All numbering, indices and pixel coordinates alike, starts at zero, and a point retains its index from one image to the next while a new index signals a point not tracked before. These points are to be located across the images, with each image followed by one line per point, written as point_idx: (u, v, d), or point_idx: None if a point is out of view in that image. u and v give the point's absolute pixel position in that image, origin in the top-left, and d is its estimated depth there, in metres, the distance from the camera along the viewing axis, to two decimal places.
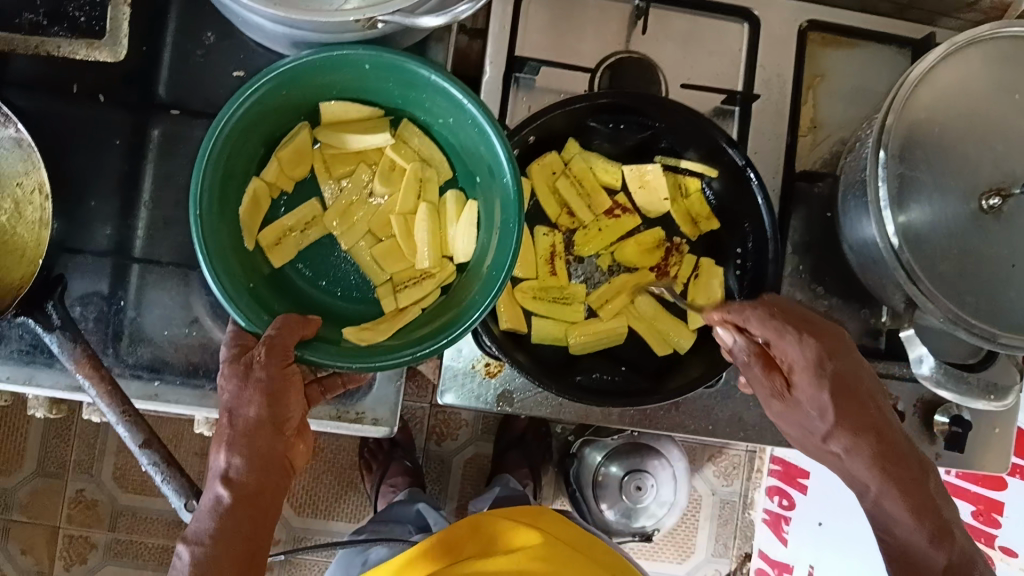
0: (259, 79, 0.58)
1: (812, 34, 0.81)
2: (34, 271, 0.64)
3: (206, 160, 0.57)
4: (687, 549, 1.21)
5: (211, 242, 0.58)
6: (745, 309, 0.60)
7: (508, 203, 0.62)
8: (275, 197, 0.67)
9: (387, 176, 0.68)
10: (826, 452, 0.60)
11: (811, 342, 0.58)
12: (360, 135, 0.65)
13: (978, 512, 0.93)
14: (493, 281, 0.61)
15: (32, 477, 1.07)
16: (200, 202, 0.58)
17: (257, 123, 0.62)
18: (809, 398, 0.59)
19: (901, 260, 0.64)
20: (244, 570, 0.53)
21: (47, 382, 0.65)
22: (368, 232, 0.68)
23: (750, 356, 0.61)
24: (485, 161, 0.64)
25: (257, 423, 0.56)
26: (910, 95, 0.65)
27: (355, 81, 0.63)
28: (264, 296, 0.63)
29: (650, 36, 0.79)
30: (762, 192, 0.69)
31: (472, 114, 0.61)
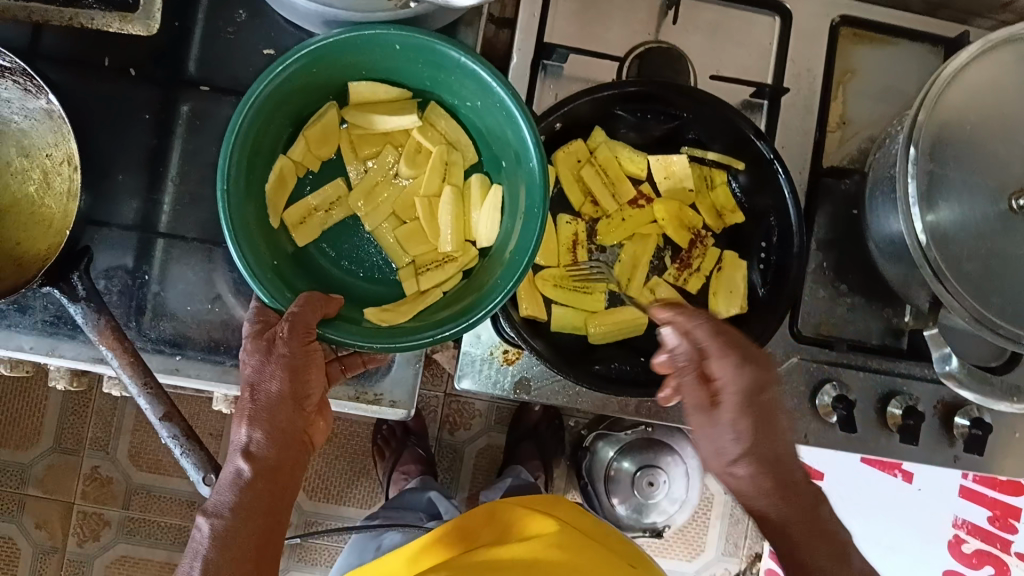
0: (290, 57, 0.58)
1: (843, 29, 0.80)
2: (60, 243, 0.65)
3: (234, 135, 0.57)
4: (697, 547, 1.20)
5: (238, 218, 0.58)
6: (698, 317, 0.58)
7: (533, 187, 0.62)
8: (301, 175, 0.67)
9: (413, 158, 0.67)
10: (724, 476, 0.59)
11: (747, 371, 0.57)
12: (387, 116, 0.65)
13: (994, 517, 0.97)
14: (516, 265, 0.61)
15: (49, 452, 1.08)
16: (227, 177, 0.58)
17: (285, 101, 0.62)
18: (732, 420, 0.57)
19: (928, 259, 0.64)
20: (262, 542, 0.55)
21: (70, 353, 0.66)
22: (392, 214, 0.68)
23: (688, 362, 0.58)
24: (511, 146, 0.64)
25: (277, 399, 0.58)
26: (943, 92, 0.64)
27: (385, 61, 0.63)
28: (287, 275, 0.64)
29: (680, 27, 0.79)
30: (788, 183, 0.69)
31: (500, 97, 0.60)
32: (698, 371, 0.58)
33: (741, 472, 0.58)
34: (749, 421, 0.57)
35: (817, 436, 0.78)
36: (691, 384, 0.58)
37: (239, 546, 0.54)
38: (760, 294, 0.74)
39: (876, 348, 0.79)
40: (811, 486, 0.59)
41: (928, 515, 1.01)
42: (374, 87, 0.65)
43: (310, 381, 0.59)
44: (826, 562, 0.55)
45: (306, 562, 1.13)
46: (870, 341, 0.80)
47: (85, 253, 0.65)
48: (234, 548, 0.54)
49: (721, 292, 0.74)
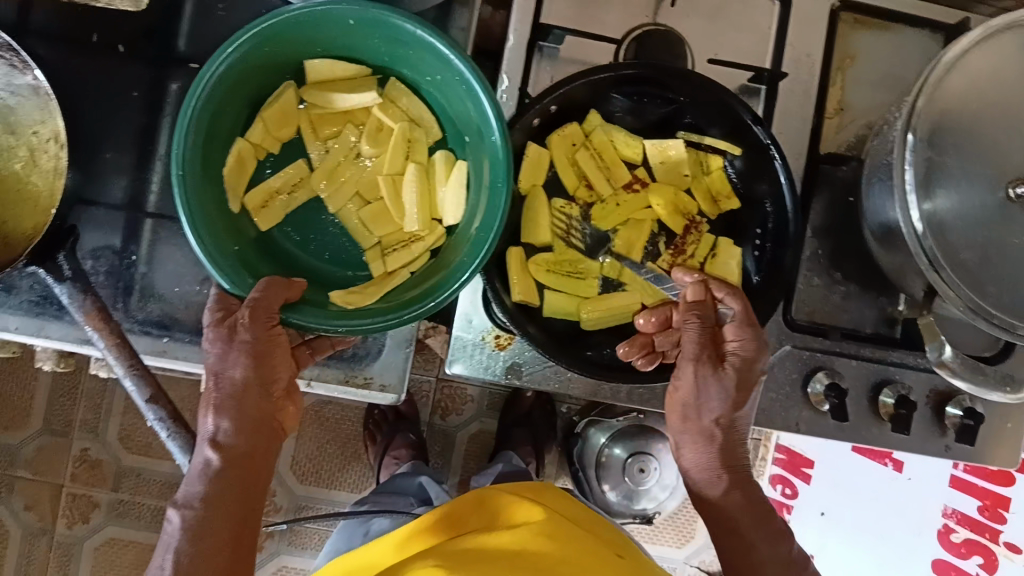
0: (242, 35, 0.57)
1: (843, 14, 0.79)
2: (46, 221, 0.64)
3: (189, 119, 0.57)
4: (687, 534, 1.21)
5: (195, 202, 0.57)
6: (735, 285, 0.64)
7: (496, 163, 0.61)
8: (261, 158, 0.66)
9: (374, 137, 0.66)
10: (702, 429, 0.65)
11: (761, 342, 0.64)
12: (344, 94, 0.64)
13: (984, 506, 0.94)
14: (482, 243, 0.60)
15: (39, 434, 1.07)
16: (184, 160, 0.57)
17: (241, 81, 0.61)
18: (734, 381, 0.63)
19: (924, 247, 0.63)
20: (237, 530, 0.55)
21: (56, 334, 0.65)
22: (356, 194, 0.67)
23: (706, 320, 0.64)
24: (474, 122, 0.63)
25: (242, 386, 0.57)
26: (941, 80, 0.64)
27: (341, 36, 0.62)
28: (250, 259, 0.63)
29: (678, 9, 0.78)
30: (785, 170, 0.68)
31: (460, 70, 0.60)
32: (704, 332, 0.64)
33: (720, 432, 0.65)
34: (743, 390, 0.64)
35: (809, 424, 0.77)
36: (693, 339, 0.63)
37: (213, 536, 0.54)
38: (754, 281, 0.74)
39: (869, 336, 0.79)
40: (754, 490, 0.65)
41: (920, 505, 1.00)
42: (331, 64, 0.64)
43: (274, 366, 0.59)
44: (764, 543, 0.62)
45: (297, 546, 1.13)
46: (864, 330, 0.79)
47: (71, 232, 0.64)
48: (208, 538, 0.54)
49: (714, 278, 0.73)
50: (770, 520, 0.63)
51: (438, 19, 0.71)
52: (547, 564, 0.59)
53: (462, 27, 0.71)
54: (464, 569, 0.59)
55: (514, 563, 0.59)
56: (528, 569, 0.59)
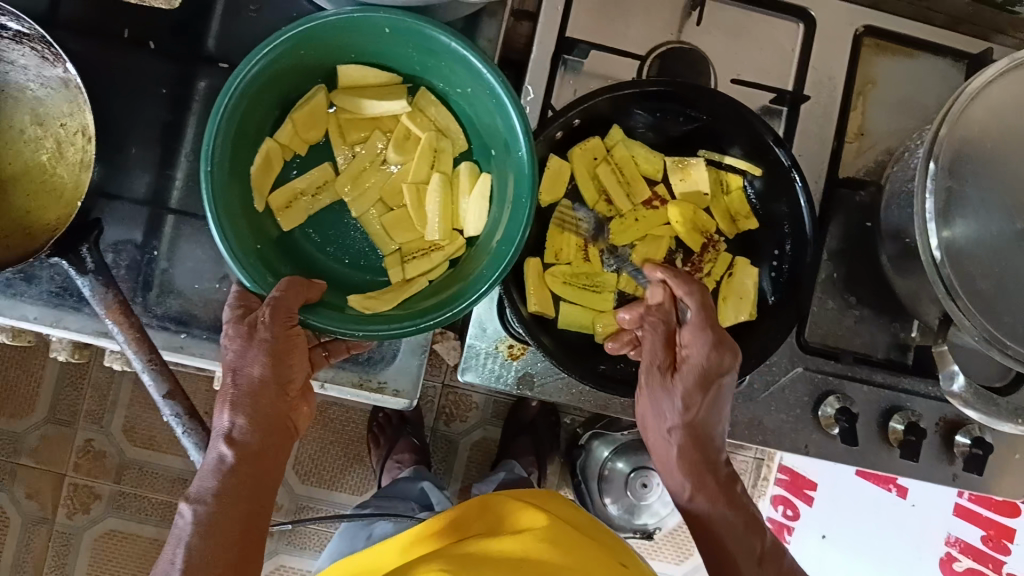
0: (277, 38, 0.58)
1: (866, 39, 0.80)
2: (72, 214, 0.64)
3: (220, 117, 0.57)
4: (686, 550, 1.21)
5: (221, 201, 0.58)
6: (692, 285, 0.64)
7: (522, 178, 0.61)
8: (287, 158, 0.67)
9: (401, 144, 0.66)
10: (661, 437, 0.66)
11: (719, 352, 0.63)
12: (374, 101, 0.65)
13: (989, 537, 0.93)
14: (502, 256, 0.60)
15: (43, 423, 1.08)
16: (212, 158, 0.57)
17: (273, 83, 0.61)
18: (684, 389, 0.64)
19: (941, 275, 0.63)
20: (245, 526, 0.55)
21: (74, 325, 0.65)
22: (379, 201, 0.68)
23: (661, 325, 0.66)
24: (501, 135, 0.63)
25: (260, 384, 0.58)
26: (965, 109, 0.64)
27: (375, 44, 0.62)
28: (270, 258, 0.63)
29: (703, 28, 0.78)
30: (805, 194, 0.69)
31: (490, 84, 0.60)
32: (662, 336, 0.66)
33: (675, 442, 0.65)
34: (700, 396, 0.64)
35: (817, 446, 0.77)
36: (651, 345, 0.66)
37: (223, 531, 0.54)
38: (770, 301, 0.74)
39: (881, 361, 0.79)
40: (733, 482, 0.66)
41: (924, 531, 1.00)
42: (363, 71, 0.64)
43: (292, 364, 0.59)
44: (739, 529, 0.64)
45: (295, 546, 1.13)
46: (875, 354, 0.79)
47: (96, 226, 0.64)
48: (219, 534, 0.53)
49: (731, 297, 0.73)
50: (744, 512, 0.65)
51: (466, 29, 0.71)
52: None
53: (489, 38, 0.71)
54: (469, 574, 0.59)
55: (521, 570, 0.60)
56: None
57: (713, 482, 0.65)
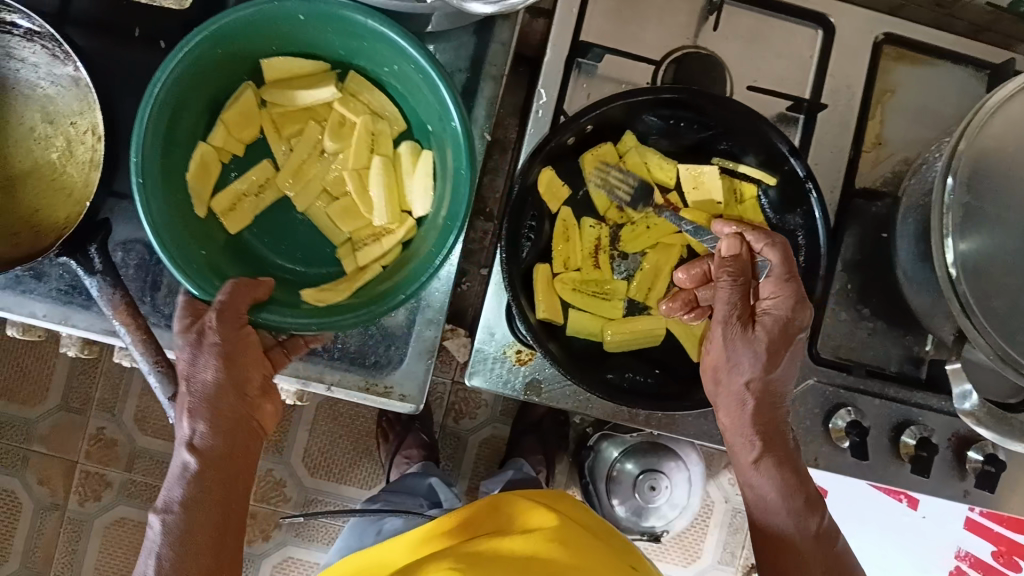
0: (191, 39, 0.57)
1: (886, 47, 0.78)
2: (79, 212, 0.64)
3: (144, 126, 0.57)
4: (694, 553, 1.20)
5: (158, 212, 0.57)
6: (776, 237, 0.60)
7: (458, 150, 0.60)
8: (225, 161, 0.66)
9: (337, 132, 0.66)
10: (740, 388, 0.63)
11: (802, 304, 0.60)
12: (306, 90, 0.64)
13: (998, 552, 0.95)
14: (448, 232, 0.60)
15: (56, 411, 1.08)
16: (143, 169, 0.57)
17: (198, 86, 0.61)
18: (768, 340, 0.60)
19: (958, 292, 0.63)
20: (218, 531, 0.56)
21: (81, 323, 0.65)
22: (323, 191, 0.67)
23: (738, 277, 0.61)
24: (435, 111, 0.62)
25: (216, 388, 0.57)
26: (985, 123, 0.63)
27: (292, 32, 0.61)
28: (219, 262, 0.63)
29: (720, 33, 0.77)
30: (820, 205, 0.68)
31: (415, 59, 0.59)
32: (738, 288, 0.61)
33: (751, 395, 0.62)
34: (779, 350, 0.61)
35: (826, 459, 0.77)
36: (726, 297, 0.61)
37: (194, 538, 0.55)
38: None
39: (893, 375, 0.78)
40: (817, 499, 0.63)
41: (930, 543, 1.00)
42: (287, 63, 0.64)
43: (246, 367, 0.58)
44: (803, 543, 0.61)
45: (304, 538, 1.13)
46: (888, 368, 0.78)
47: (104, 225, 0.64)
48: (191, 541, 0.54)
49: None
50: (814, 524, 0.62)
51: (478, 32, 0.71)
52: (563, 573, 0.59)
53: (502, 42, 0.71)
54: None
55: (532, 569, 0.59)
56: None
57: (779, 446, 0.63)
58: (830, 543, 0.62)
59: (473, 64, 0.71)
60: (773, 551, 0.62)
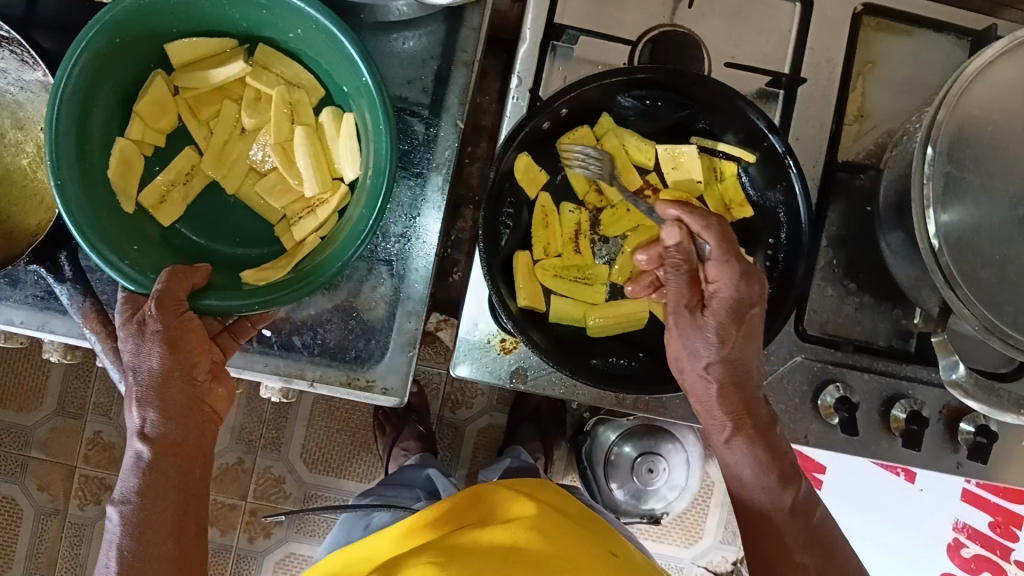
0: (87, 31, 0.56)
1: (865, 18, 0.77)
2: (50, 219, 0.64)
3: (55, 125, 0.55)
4: (695, 534, 1.20)
5: (82, 210, 0.56)
6: (708, 219, 0.59)
7: (375, 108, 0.59)
8: (146, 156, 0.65)
9: (254, 107, 0.64)
10: (700, 373, 0.64)
11: (745, 280, 0.60)
12: (216, 68, 0.63)
13: (995, 523, 0.98)
14: (377, 192, 0.59)
15: (52, 416, 1.08)
16: (60, 168, 0.56)
17: (102, 78, 0.59)
18: (717, 324, 0.62)
19: (940, 264, 0.61)
20: (178, 518, 0.56)
21: (60, 328, 0.65)
22: (250, 170, 0.66)
23: (683, 267, 0.62)
24: (348, 71, 0.61)
25: (162, 375, 0.57)
26: (965, 90, 0.61)
27: (193, 10, 0.60)
28: (154, 255, 0.61)
29: (696, 10, 0.76)
30: (801, 181, 0.67)
31: (313, 17, 0.58)
32: (683, 278, 0.62)
33: (714, 379, 0.63)
34: (735, 330, 0.62)
35: (818, 436, 0.76)
36: (674, 290, 0.63)
37: (154, 526, 0.55)
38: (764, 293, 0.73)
39: (882, 349, 0.77)
40: (802, 481, 0.62)
41: (929, 516, 1.00)
42: (192, 44, 0.62)
43: (190, 352, 0.58)
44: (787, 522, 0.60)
45: (305, 534, 1.13)
46: (878, 342, 0.78)
47: None
48: (151, 529, 0.54)
49: None
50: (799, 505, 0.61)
51: (449, 19, 0.70)
52: (541, 560, 0.58)
53: (473, 28, 0.70)
54: (456, 565, 0.58)
55: (510, 558, 0.59)
56: (519, 562, 0.58)
57: (750, 423, 0.63)
58: (813, 523, 0.61)
59: (445, 51, 0.70)
60: (765, 539, 0.60)
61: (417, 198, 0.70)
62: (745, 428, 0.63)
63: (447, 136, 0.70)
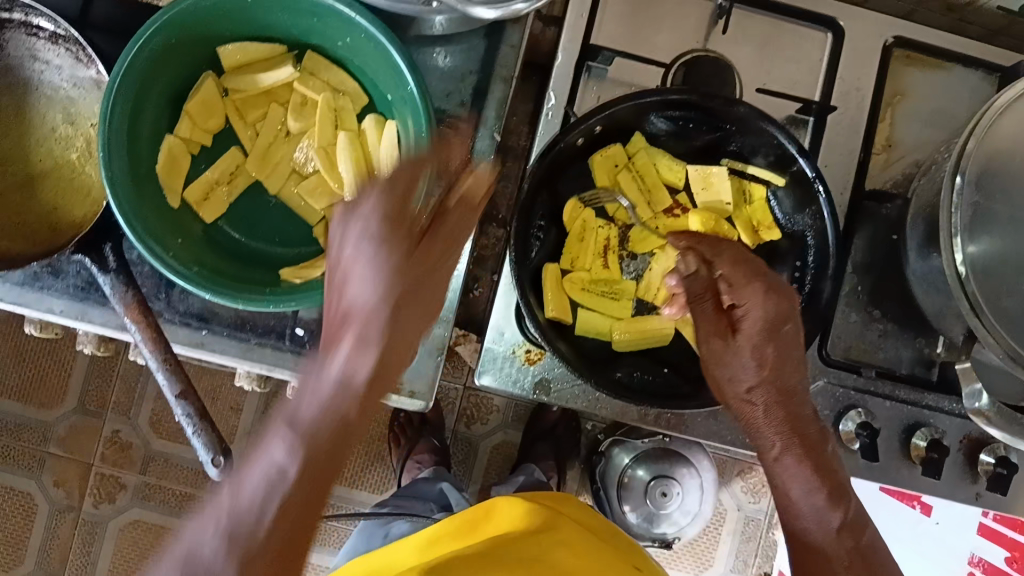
0: (146, 30, 0.57)
1: (896, 50, 0.78)
2: (97, 212, 0.67)
3: (107, 118, 0.57)
4: (706, 560, 1.19)
5: (128, 201, 0.58)
6: (719, 248, 0.63)
7: (418, 117, 0.61)
8: (194, 154, 0.66)
9: (299, 111, 0.66)
10: (744, 404, 0.63)
11: (772, 298, 0.62)
12: (266, 72, 0.65)
13: (1013, 559, 0.90)
14: None
15: (72, 413, 1.10)
16: (111, 161, 0.57)
17: (156, 75, 0.61)
18: (751, 346, 0.62)
19: (966, 291, 0.62)
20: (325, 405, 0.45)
21: (98, 319, 0.67)
22: (293, 172, 0.67)
23: (705, 294, 0.65)
24: (393, 81, 0.62)
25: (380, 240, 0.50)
26: (994, 123, 0.63)
27: (247, 14, 0.62)
28: (194, 250, 0.63)
29: (729, 37, 0.78)
30: (829, 205, 0.68)
31: (364, 28, 0.60)
32: (712, 308, 0.65)
33: (758, 403, 0.62)
34: (771, 347, 0.62)
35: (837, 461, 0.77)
36: (702, 317, 0.65)
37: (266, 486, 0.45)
38: None
39: (904, 376, 0.78)
40: (859, 511, 0.59)
41: (944, 551, 0.99)
42: (244, 47, 0.64)
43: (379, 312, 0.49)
44: (840, 549, 0.56)
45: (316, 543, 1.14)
46: (899, 369, 0.78)
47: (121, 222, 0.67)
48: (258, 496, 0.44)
49: None
50: (856, 535, 0.57)
51: (489, 34, 0.72)
52: None
53: (513, 44, 0.72)
54: None
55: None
56: None
57: (800, 441, 0.61)
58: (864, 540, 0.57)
59: (484, 66, 0.72)
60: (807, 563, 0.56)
61: None
62: (792, 449, 0.60)
63: (483, 147, 0.72)
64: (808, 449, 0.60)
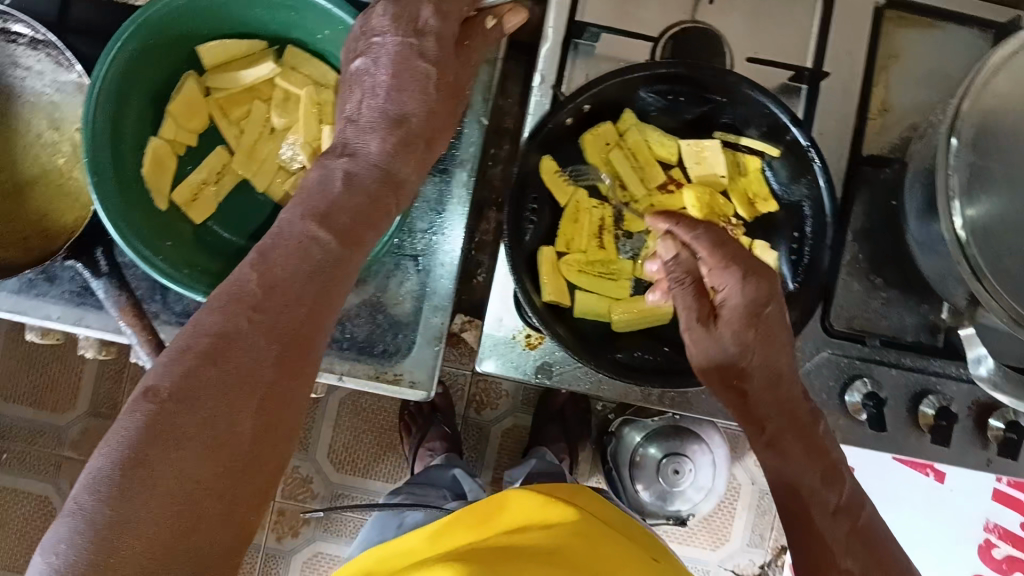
0: (122, 32, 0.57)
1: (888, 12, 0.77)
2: (87, 217, 0.66)
3: (89, 123, 0.57)
4: (722, 536, 1.19)
5: (114, 207, 0.58)
6: (697, 228, 0.61)
7: None
8: (180, 155, 0.66)
9: (283, 107, 0.65)
10: (731, 390, 0.63)
11: (750, 282, 0.60)
12: (247, 69, 0.64)
13: None
14: None
15: (84, 417, 1.10)
16: (95, 166, 0.57)
17: (137, 77, 0.61)
18: (732, 332, 0.61)
19: (967, 255, 0.61)
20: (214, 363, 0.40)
21: (95, 323, 0.67)
22: (280, 168, 0.67)
23: (686, 278, 0.63)
24: None
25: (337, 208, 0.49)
26: (988, 81, 0.61)
27: (224, 11, 0.61)
28: (185, 252, 0.63)
29: (717, 7, 0.76)
30: (824, 173, 0.67)
31: (340, 18, 0.59)
32: (694, 292, 0.63)
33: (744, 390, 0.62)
34: (752, 335, 0.61)
35: (845, 432, 0.76)
36: (683, 300, 0.63)
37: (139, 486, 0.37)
38: (790, 287, 0.72)
39: (910, 344, 0.77)
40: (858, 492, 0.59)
41: (961, 516, 0.99)
42: (223, 45, 0.63)
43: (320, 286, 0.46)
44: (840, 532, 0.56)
45: (332, 533, 1.14)
46: (904, 337, 0.77)
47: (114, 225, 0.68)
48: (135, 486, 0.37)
49: None
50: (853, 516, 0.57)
51: None
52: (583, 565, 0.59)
53: None
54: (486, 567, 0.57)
55: (553, 560, 0.59)
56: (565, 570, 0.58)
57: (790, 423, 0.61)
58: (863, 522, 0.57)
59: None
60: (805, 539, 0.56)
61: (442, 196, 0.71)
62: (783, 433, 0.60)
63: (472, 133, 0.71)
64: (798, 420, 0.61)
